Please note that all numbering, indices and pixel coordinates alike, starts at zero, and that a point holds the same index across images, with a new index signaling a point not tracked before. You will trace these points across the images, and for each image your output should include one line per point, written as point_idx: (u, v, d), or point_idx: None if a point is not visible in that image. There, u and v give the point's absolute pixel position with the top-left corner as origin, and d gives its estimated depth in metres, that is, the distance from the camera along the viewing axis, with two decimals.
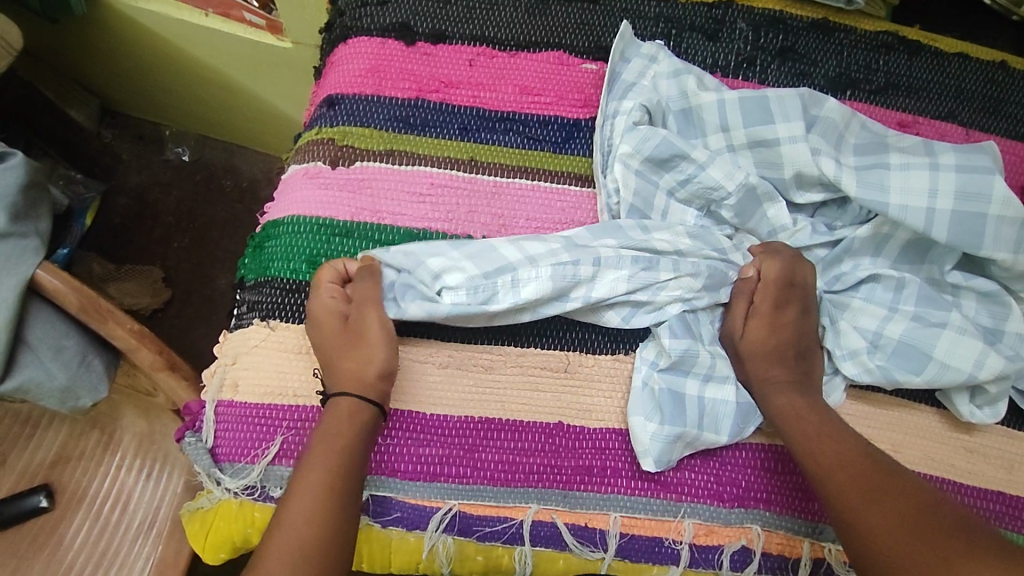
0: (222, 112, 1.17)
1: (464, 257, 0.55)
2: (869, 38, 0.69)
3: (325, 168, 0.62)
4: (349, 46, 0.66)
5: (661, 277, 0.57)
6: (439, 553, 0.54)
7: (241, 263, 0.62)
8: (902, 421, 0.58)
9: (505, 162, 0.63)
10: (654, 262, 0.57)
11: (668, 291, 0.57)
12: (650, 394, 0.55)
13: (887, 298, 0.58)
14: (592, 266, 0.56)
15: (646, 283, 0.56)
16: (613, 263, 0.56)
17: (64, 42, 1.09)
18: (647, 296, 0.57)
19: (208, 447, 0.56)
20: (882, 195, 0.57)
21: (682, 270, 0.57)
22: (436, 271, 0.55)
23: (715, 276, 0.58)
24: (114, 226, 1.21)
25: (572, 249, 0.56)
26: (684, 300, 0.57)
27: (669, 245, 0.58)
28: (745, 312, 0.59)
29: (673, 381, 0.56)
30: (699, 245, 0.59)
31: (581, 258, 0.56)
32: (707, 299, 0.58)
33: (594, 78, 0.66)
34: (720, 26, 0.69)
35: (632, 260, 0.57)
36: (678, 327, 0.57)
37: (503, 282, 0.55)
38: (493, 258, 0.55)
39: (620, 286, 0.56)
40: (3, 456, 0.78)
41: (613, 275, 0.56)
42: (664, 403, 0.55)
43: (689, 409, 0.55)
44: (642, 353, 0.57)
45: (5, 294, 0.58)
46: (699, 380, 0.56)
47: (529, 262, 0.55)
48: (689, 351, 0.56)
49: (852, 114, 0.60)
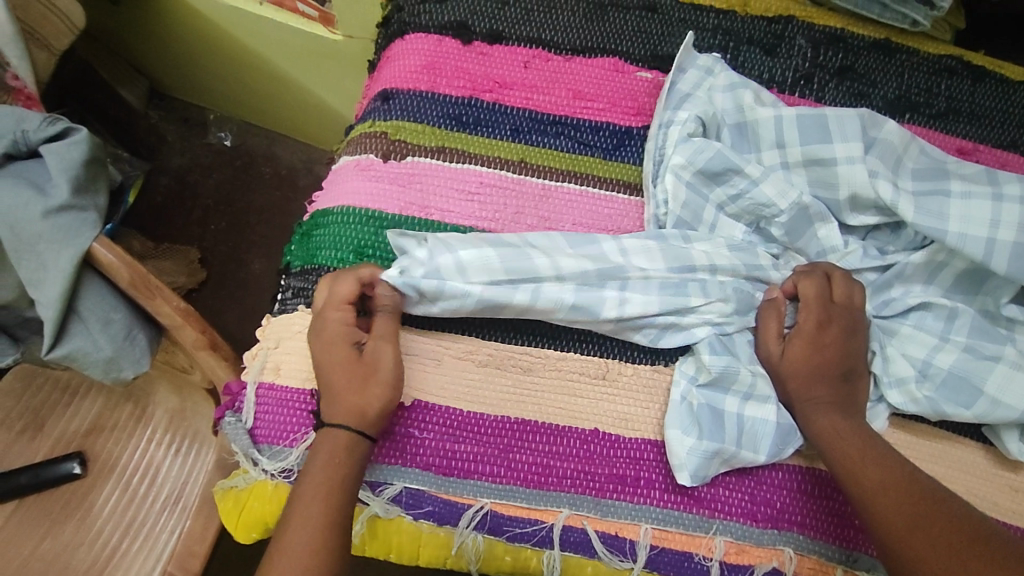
0: (268, 100, 1.19)
1: (493, 255, 0.55)
2: (932, 61, 0.68)
3: (377, 160, 0.62)
4: (406, 41, 0.67)
5: (691, 301, 0.56)
6: (467, 549, 0.54)
7: (288, 249, 0.63)
8: (945, 453, 0.57)
9: (555, 166, 0.63)
10: (682, 286, 0.57)
11: (697, 313, 0.57)
12: (688, 408, 0.55)
13: (938, 327, 0.57)
14: (619, 283, 0.56)
15: (675, 305, 0.56)
16: (641, 286, 0.56)
17: (123, 23, 1.12)
18: (676, 318, 0.56)
19: (247, 428, 0.57)
20: (940, 222, 0.56)
21: (712, 295, 0.57)
22: (462, 264, 0.54)
23: (742, 299, 0.58)
24: (156, 205, 1.24)
25: (603, 265, 0.56)
26: (714, 325, 0.57)
27: (704, 260, 0.57)
28: (781, 329, 0.57)
29: (712, 397, 0.55)
30: (744, 264, 0.58)
31: (608, 276, 0.56)
32: (740, 324, 0.58)
33: (649, 86, 0.66)
34: (780, 42, 0.68)
35: (660, 286, 0.56)
36: (718, 345, 0.56)
37: (525, 290, 0.55)
38: (523, 266, 0.55)
39: (650, 308, 0.55)
40: (41, 421, 0.81)
41: (642, 296, 0.56)
42: (701, 419, 0.54)
43: (728, 427, 0.54)
44: (680, 367, 0.57)
45: (62, 264, 0.59)
46: (739, 398, 0.55)
47: (557, 279, 0.55)
48: (730, 368, 0.55)
49: (911, 138, 0.59)
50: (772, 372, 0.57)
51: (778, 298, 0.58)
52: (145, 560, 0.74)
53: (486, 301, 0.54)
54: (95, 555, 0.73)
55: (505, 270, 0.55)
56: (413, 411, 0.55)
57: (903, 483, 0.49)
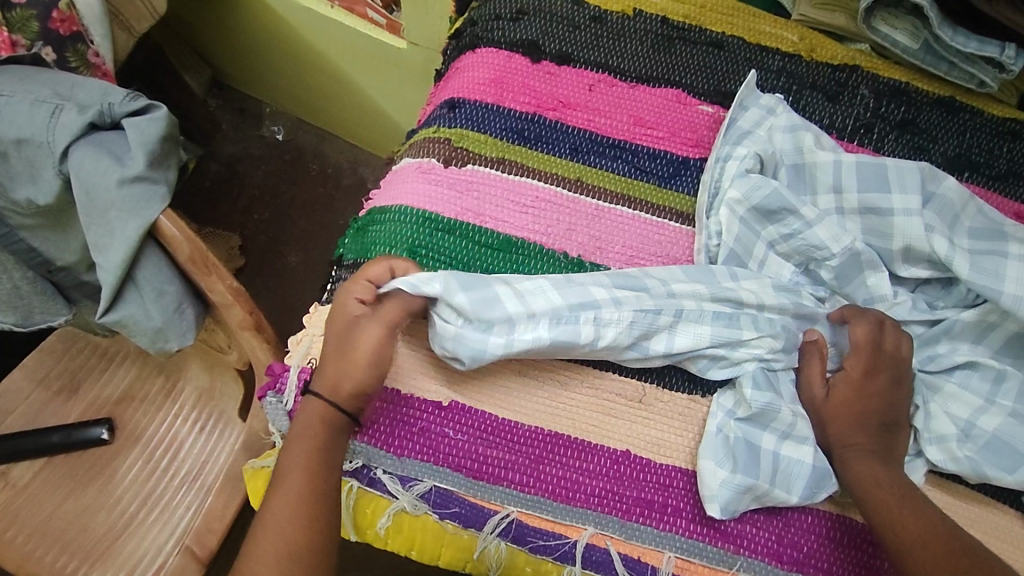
0: (324, 98, 1.22)
1: (550, 286, 0.56)
2: (995, 123, 0.68)
3: (438, 165, 0.64)
4: (477, 55, 0.69)
5: (742, 335, 0.57)
6: (489, 555, 0.54)
7: (341, 242, 0.65)
8: (981, 518, 0.55)
9: (610, 188, 0.64)
10: (735, 319, 0.57)
11: (747, 348, 0.57)
12: (724, 440, 0.55)
13: (984, 388, 0.56)
14: (672, 317, 0.56)
15: (727, 339, 0.56)
16: (694, 317, 0.57)
17: (199, 13, 1.18)
18: (725, 351, 0.57)
19: (286, 410, 0.58)
20: (995, 282, 0.56)
21: (763, 329, 0.57)
22: (520, 292, 0.55)
23: (790, 337, 0.58)
24: (205, 190, 1.28)
25: (657, 298, 0.57)
26: (761, 360, 0.57)
27: (753, 297, 0.57)
28: (824, 371, 0.57)
29: (748, 431, 0.55)
30: (790, 304, 0.58)
31: (663, 309, 0.56)
32: (783, 363, 0.58)
33: (709, 120, 0.67)
34: (843, 89, 0.69)
35: (713, 317, 0.57)
36: (762, 378, 0.56)
37: (585, 320, 0.55)
38: (580, 292, 0.55)
39: (701, 341, 0.56)
40: (76, 384, 0.83)
41: (693, 329, 0.56)
42: (736, 452, 0.54)
43: (763, 463, 0.54)
44: (719, 400, 0.57)
45: (129, 232, 0.60)
46: (776, 435, 0.55)
47: (614, 303, 0.55)
48: (770, 404, 0.55)
49: (970, 197, 0.59)
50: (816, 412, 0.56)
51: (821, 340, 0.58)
52: (159, 532, 0.75)
53: (556, 341, 0.54)
54: (112, 521, 0.75)
55: (565, 300, 0.55)
56: (451, 411, 0.56)
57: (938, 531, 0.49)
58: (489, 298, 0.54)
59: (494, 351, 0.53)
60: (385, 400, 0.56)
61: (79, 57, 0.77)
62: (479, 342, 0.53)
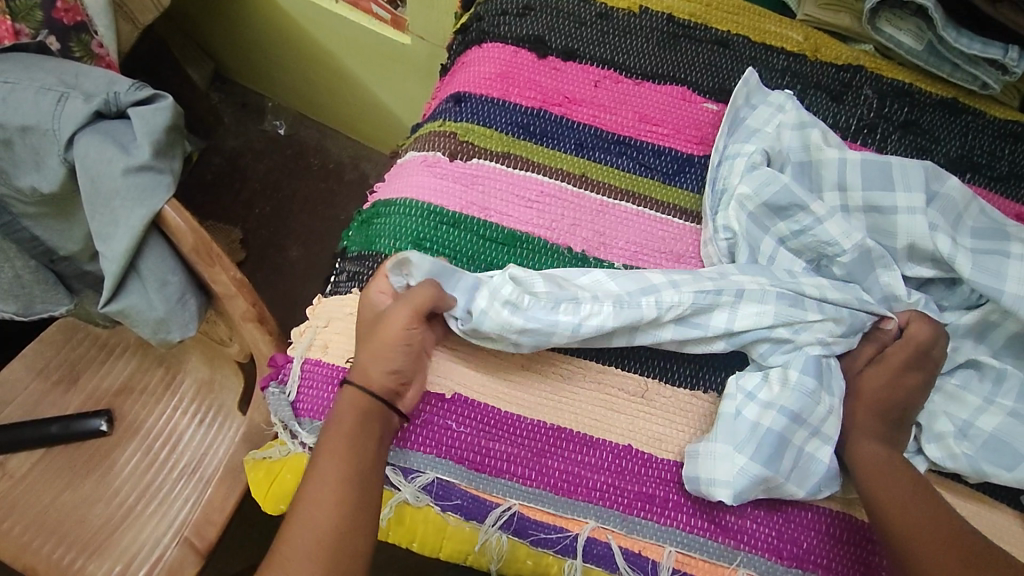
0: (326, 93, 1.22)
1: (606, 277, 0.56)
2: (997, 125, 0.68)
3: (443, 158, 0.64)
4: (483, 50, 0.69)
5: (807, 317, 0.56)
6: (490, 547, 0.54)
7: (346, 234, 0.65)
8: (979, 516, 0.56)
9: (615, 184, 0.65)
10: (800, 301, 0.56)
11: (812, 331, 0.56)
12: (755, 427, 0.53)
13: (984, 388, 0.56)
14: (733, 297, 0.56)
15: (790, 319, 0.56)
16: (757, 296, 0.56)
17: (202, 6, 1.17)
18: (789, 334, 0.56)
19: (289, 401, 0.58)
20: (997, 281, 0.56)
21: (827, 313, 0.56)
22: (580, 283, 0.56)
23: (856, 321, 0.57)
24: (206, 183, 1.28)
25: (717, 279, 0.56)
26: (823, 344, 0.56)
27: (818, 285, 0.57)
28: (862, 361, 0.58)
29: (784, 423, 0.53)
30: (854, 296, 0.57)
31: (724, 289, 0.56)
32: (842, 346, 0.57)
33: (713, 118, 0.68)
34: (847, 89, 0.69)
35: (777, 298, 0.56)
36: (811, 366, 0.55)
37: (648, 303, 0.55)
38: (638, 281, 0.56)
39: (763, 320, 0.56)
40: (76, 375, 0.83)
41: (756, 308, 0.56)
42: (764, 440, 0.53)
43: (787, 456, 0.53)
44: (737, 381, 0.56)
45: (133, 221, 0.60)
46: (806, 432, 0.54)
47: (673, 286, 0.56)
48: (811, 395, 0.54)
49: (973, 197, 0.59)
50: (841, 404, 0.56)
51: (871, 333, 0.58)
52: (157, 524, 0.74)
53: (624, 322, 0.54)
54: (111, 512, 0.75)
55: (623, 289, 0.55)
56: (453, 403, 0.56)
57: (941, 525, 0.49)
58: (554, 284, 0.55)
59: (563, 335, 0.54)
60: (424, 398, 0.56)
61: (83, 47, 0.77)
62: (547, 330, 0.54)
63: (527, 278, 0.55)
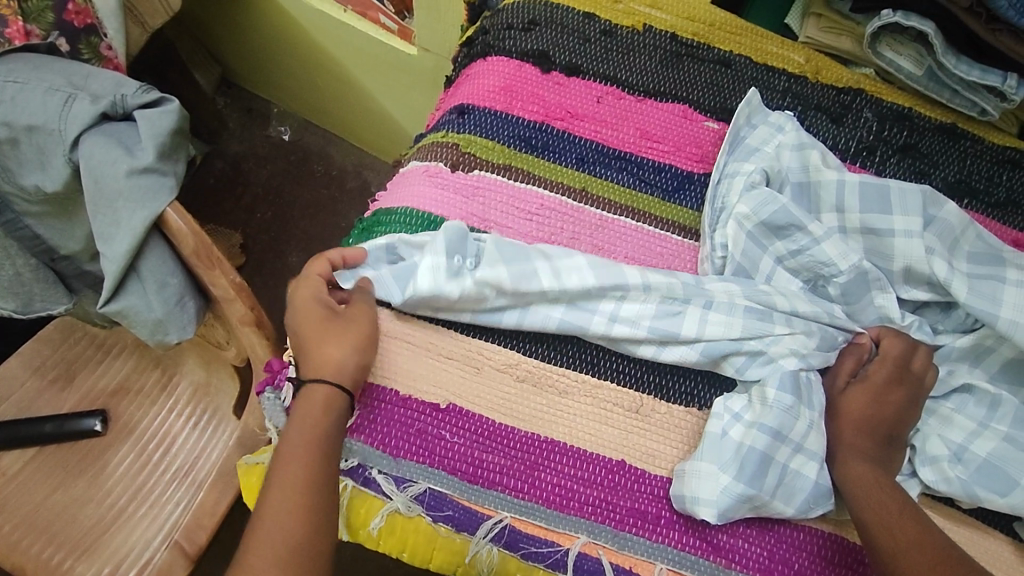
0: (331, 100, 1.23)
1: (586, 265, 0.58)
2: (995, 151, 0.69)
3: (445, 169, 0.65)
4: (488, 63, 0.70)
5: (775, 330, 0.57)
6: (481, 560, 0.54)
7: (346, 241, 0.66)
8: (973, 541, 0.56)
9: (615, 199, 0.65)
10: (769, 314, 0.57)
11: (783, 344, 0.56)
12: (735, 445, 0.53)
13: (978, 413, 0.57)
14: (701, 307, 0.58)
15: (760, 332, 0.56)
16: (725, 308, 0.57)
17: (212, 11, 1.19)
18: (761, 346, 0.56)
19: (284, 406, 0.58)
20: (993, 306, 0.57)
21: (797, 326, 0.57)
22: (557, 270, 0.57)
23: (826, 338, 0.58)
24: (209, 186, 1.29)
25: (688, 288, 0.58)
26: (799, 357, 0.56)
27: (787, 302, 0.57)
28: (852, 372, 0.58)
29: (766, 441, 0.53)
30: (825, 311, 0.58)
31: (691, 299, 0.58)
32: (820, 360, 0.57)
33: (714, 136, 0.68)
34: (847, 112, 0.70)
35: (745, 311, 0.57)
36: (788, 381, 0.55)
37: (609, 301, 0.58)
38: (614, 275, 0.58)
39: (731, 332, 0.56)
40: (72, 374, 0.82)
41: (725, 319, 0.57)
42: (746, 460, 0.53)
43: (770, 475, 0.53)
44: (725, 402, 0.56)
45: (134, 223, 0.60)
46: (789, 448, 0.54)
47: (643, 289, 0.58)
48: (790, 411, 0.54)
49: (970, 222, 0.60)
50: (830, 422, 0.57)
51: (863, 345, 0.58)
52: (147, 526, 0.74)
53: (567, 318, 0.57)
54: (101, 514, 0.74)
55: (598, 282, 0.57)
56: (447, 413, 0.56)
57: (933, 547, 0.49)
58: (524, 272, 0.57)
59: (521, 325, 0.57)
60: (382, 400, 0.56)
61: (92, 49, 0.77)
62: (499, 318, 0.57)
63: (493, 276, 0.56)
